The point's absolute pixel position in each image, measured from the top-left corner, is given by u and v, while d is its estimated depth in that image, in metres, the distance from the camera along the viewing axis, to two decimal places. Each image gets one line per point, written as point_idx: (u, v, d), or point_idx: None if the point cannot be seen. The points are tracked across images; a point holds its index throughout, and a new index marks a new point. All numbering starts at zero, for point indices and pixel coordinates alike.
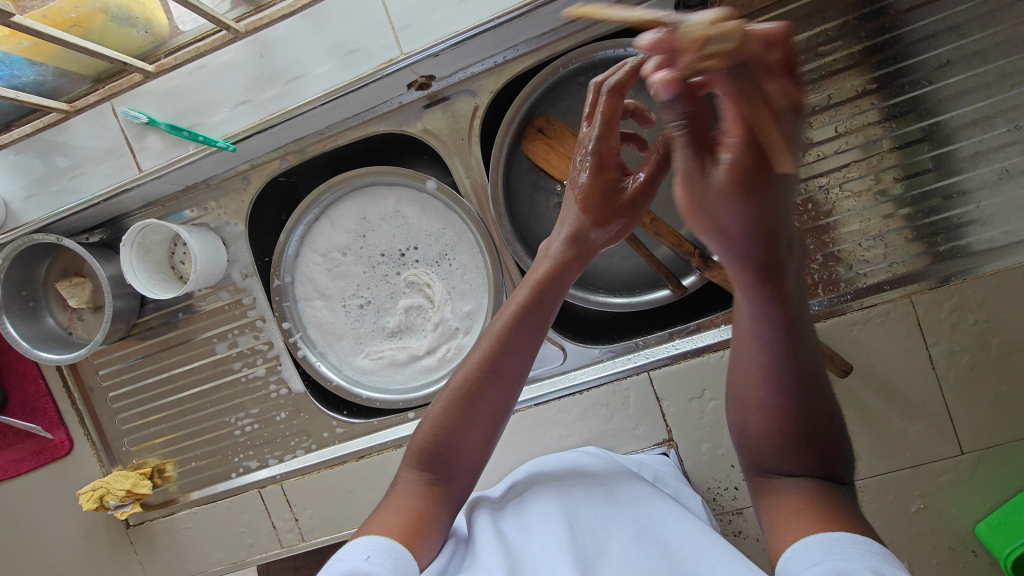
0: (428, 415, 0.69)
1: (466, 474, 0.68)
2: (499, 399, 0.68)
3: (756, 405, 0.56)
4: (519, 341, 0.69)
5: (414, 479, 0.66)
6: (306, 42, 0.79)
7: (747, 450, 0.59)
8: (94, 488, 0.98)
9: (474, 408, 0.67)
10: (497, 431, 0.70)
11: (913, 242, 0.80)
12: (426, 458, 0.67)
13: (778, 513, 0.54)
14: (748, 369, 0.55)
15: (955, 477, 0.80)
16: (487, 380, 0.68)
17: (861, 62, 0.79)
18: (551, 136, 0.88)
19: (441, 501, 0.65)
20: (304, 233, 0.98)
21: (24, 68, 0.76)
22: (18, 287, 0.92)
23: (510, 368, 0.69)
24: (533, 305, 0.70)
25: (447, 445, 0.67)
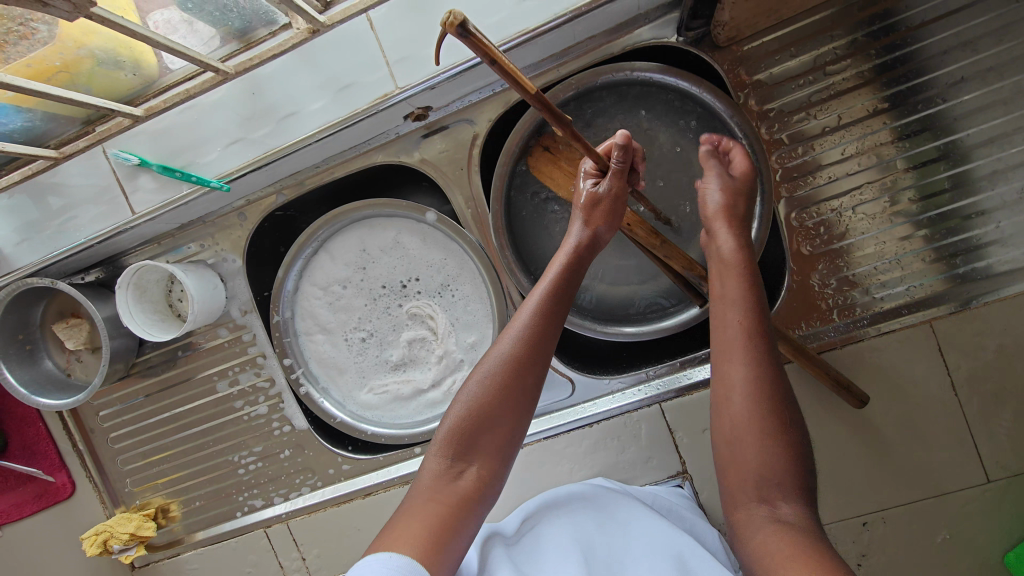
0: (457, 401, 0.66)
1: (495, 470, 0.65)
2: (529, 391, 0.67)
3: (739, 446, 0.59)
4: (547, 324, 0.67)
5: (440, 474, 0.64)
6: (299, 79, 0.77)
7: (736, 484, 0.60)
8: (97, 532, 0.96)
9: (503, 400, 0.65)
10: (524, 428, 0.67)
11: (931, 264, 0.78)
12: (452, 450, 0.64)
13: (771, 559, 0.52)
14: (744, 418, 0.59)
15: (982, 505, 0.78)
16: (515, 370, 0.66)
17: (871, 81, 0.77)
18: (558, 153, 0.85)
19: (467, 500, 0.63)
20: (304, 267, 0.96)
21: (11, 115, 0.73)
22: (14, 331, 0.91)
23: (538, 353, 0.67)
24: (561, 291, 0.69)
25: (475, 436, 0.65)
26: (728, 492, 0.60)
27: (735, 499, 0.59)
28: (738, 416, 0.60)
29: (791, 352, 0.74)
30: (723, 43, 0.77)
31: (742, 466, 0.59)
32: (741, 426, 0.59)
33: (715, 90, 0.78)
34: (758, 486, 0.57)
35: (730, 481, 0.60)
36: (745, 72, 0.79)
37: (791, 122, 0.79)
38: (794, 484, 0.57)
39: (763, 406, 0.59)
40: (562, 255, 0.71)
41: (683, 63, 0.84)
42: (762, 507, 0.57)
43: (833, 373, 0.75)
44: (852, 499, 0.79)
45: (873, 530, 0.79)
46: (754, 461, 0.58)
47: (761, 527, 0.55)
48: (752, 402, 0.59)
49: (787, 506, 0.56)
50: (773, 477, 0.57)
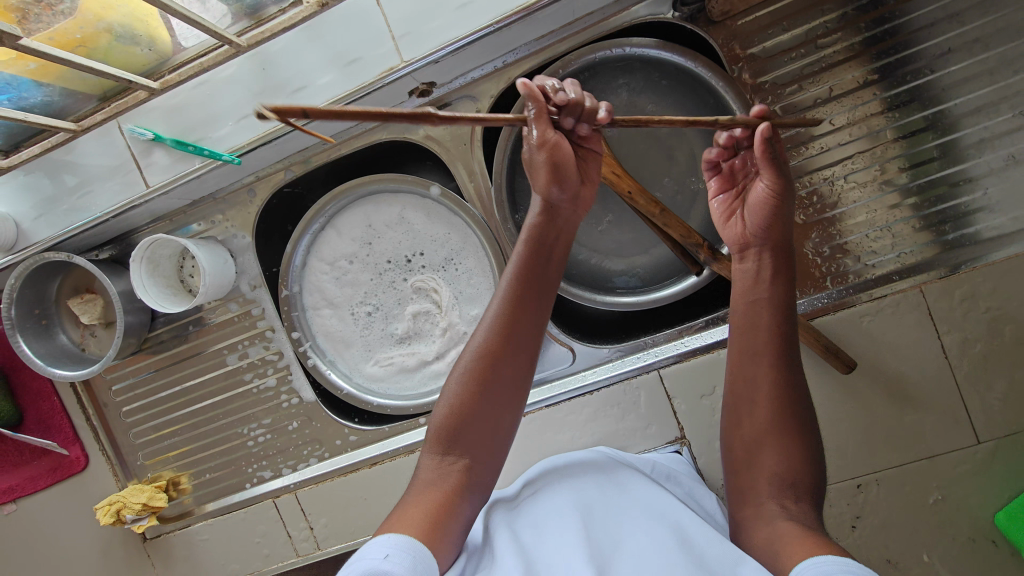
0: (444, 395, 0.69)
1: (488, 453, 0.68)
2: (512, 368, 0.68)
3: (761, 452, 0.64)
4: (526, 306, 0.69)
5: (435, 466, 0.66)
6: (307, 54, 0.79)
7: (744, 475, 0.65)
8: (110, 503, 0.99)
9: (487, 382, 0.68)
10: (517, 406, 0.70)
11: (920, 231, 0.80)
12: (444, 441, 0.67)
13: (777, 542, 0.57)
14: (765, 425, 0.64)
15: (972, 466, 0.80)
16: (498, 355, 0.68)
17: (861, 54, 0.79)
18: None
19: (463, 485, 0.65)
20: (311, 242, 0.99)
21: (31, 89, 0.76)
22: (31, 305, 0.94)
23: (520, 337, 0.69)
24: (538, 273, 0.70)
25: (466, 424, 0.67)
26: (738, 482, 0.65)
27: (748, 502, 0.63)
28: (761, 429, 0.64)
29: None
30: (718, 17, 0.80)
31: (756, 467, 0.64)
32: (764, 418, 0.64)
33: (710, 65, 0.80)
34: (771, 487, 0.62)
35: (742, 486, 0.65)
36: (739, 46, 0.81)
37: (785, 95, 0.81)
38: (806, 486, 0.62)
39: (782, 409, 0.64)
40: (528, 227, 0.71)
41: (678, 39, 0.87)
42: (774, 503, 0.61)
43: (820, 338, 0.78)
44: (846, 462, 0.81)
45: (866, 491, 0.81)
46: (771, 457, 0.63)
47: (767, 521, 0.60)
48: (772, 400, 0.65)
49: (797, 506, 0.60)
50: (788, 476, 0.62)
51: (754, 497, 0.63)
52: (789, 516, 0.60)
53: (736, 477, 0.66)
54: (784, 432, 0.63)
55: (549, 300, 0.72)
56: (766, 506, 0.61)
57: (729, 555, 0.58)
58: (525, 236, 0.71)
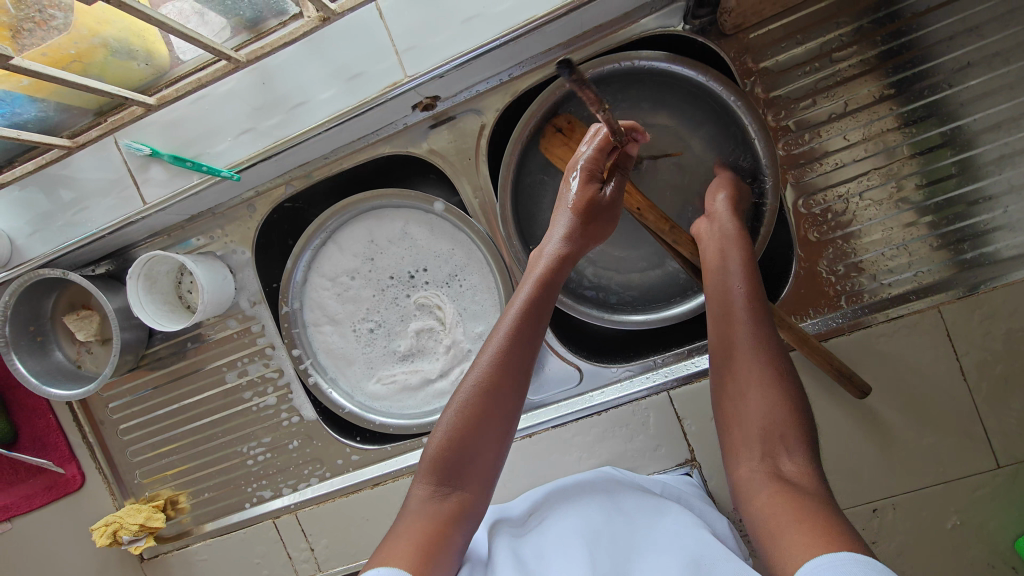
0: (440, 424, 0.67)
1: (480, 487, 0.66)
2: (511, 401, 0.67)
3: (743, 407, 0.64)
4: (524, 337, 0.69)
5: (426, 500, 0.64)
6: (308, 69, 0.78)
7: (732, 434, 0.65)
8: (107, 523, 0.97)
9: (484, 416, 0.66)
10: (508, 434, 0.68)
11: (937, 250, 0.78)
12: (437, 474, 0.65)
13: (774, 524, 0.54)
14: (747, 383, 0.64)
15: (992, 491, 0.77)
16: (499, 386, 0.67)
17: (876, 68, 0.77)
18: (572, 134, 0.83)
19: (456, 518, 0.63)
20: (312, 257, 0.97)
21: (24, 105, 0.75)
22: (26, 323, 0.92)
23: (516, 368, 0.68)
24: (536, 303, 0.71)
25: (459, 457, 0.65)
26: (731, 441, 0.65)
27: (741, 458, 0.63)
28: (744, 383, 0.65)
29: (796, 341, 0.75)
30: (730, 31, 0.78)
31: (748, 426, 0.63)
32: (756, 389, 0.63)
33: (723, 81, 0.78)
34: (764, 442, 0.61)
35: (733, 433, 0.65)
36: (752, 60, 0.79)
37: (798, 109, 0.79)
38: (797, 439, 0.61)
39: (767, 368, 0.64)
40: (542, 265, 0.73)
41: (689, 52, 0.85)
42: (767, 458, 0.61)
43: (834, 361, 0.75)
44: (861, 485, 0.79)
45: (882, 516, 0.79)
46: (760, 410, 0.63)
47: (773, 504, 0.56)
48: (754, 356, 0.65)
49: (792, 456, 0.60)
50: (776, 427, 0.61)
51: (745, 456, 0.62)
52: (786, 467, 0.59)
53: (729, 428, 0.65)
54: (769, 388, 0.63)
55: (544, 330, 0.71)
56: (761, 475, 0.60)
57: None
58: (539, 271, 0.72)
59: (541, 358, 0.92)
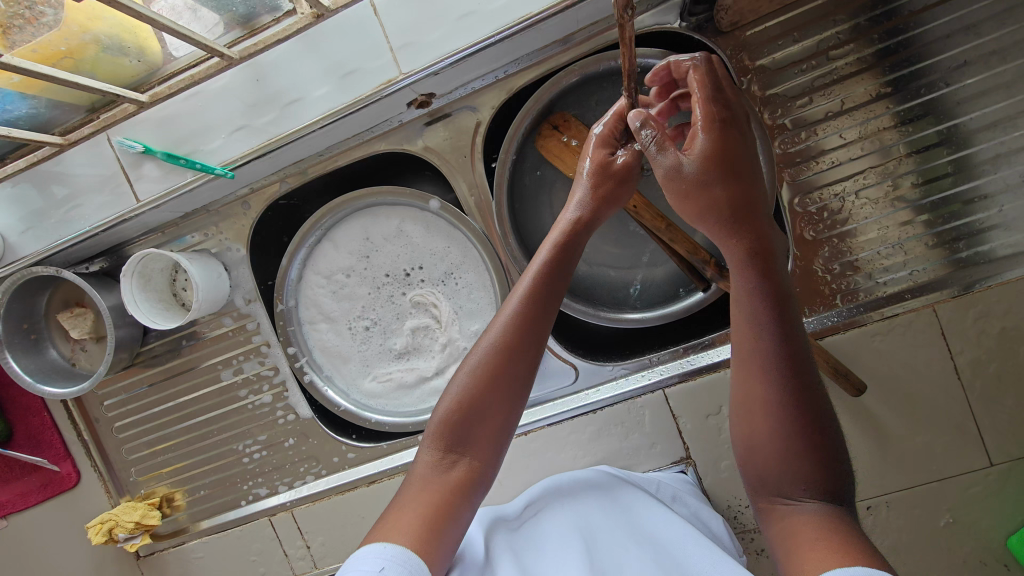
0: (451, 389, 0.66)
1: (489, 456, 0.65)
2: (523, 369, 0.66)
3: (760, 443, 0.58)
4: (539, 305, 0.67)
5: (435, 465, 0.64)
6: (302, 65, 0.77)
7: (753, 469, 0.59)
8: (103, 521, 0.97)
9: (497, 383, 0.65)
10: (521, 403, 0.67)
11: (933, 248, 0.78)
12: (447, 440, 0.64)
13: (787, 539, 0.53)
14: (760, 414, 0.57)
15: (985, 489, 0.78)
16: (511, 354, 0.66)
17: (873, 66, 0.77)
18: (569, 131, 0.83)
19: (463, 487, 0.63)
20: (307, 255, 0.96)
21: (15, 101, 0.74)
22: (19, 321, 0.91)
23: (530, 339, 0.66)
24: (554, 268, 0.69)
25: (469, 425, 0.64)
26: (751, 481, 0.60)
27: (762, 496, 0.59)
28: (756, 414, 0.57)
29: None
30: (727, 28, 0.78)
31: (766, 463, 0.57)
32: (767, 434, 0.56)
33: (719, 78, 0.78)
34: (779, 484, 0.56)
35: (756, 477, 0.59)
36: (748, 57, 0.79)
37: (795, 108, 0.79)
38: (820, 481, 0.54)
39: (788, 416, 0.55)
40: (558, 228, 0.71)
41: (685, 50, 0.84)
42: (785, 502, 0.56)
43: (828, 359, 0.76)
44: (855, 483, 0.79)
45: (876, 514, 0.79)
46: (774, 450, 0.56)
47: (785, 515, 0.55)
48: (770, 402, 0.56)
49: (810, 499, 0.54)
50: (795, 475, 0.55)
51: (766, 493, 0.58)
52: (807, 510, 0.54)
53: (753, 468, 0.59)
54: (783, 419, 0.56)
55: (560, 298, 0.69)
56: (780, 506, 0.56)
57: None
58: (555, 234, 0.71)
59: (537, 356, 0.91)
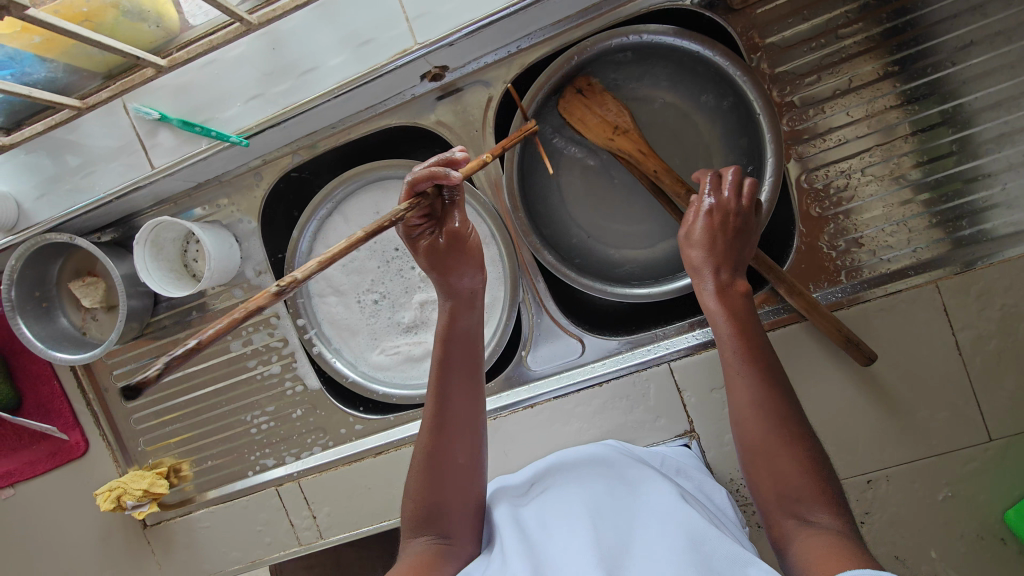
0: (407, 494, 0.70)
1: (462, 527, 0.67)
2: (459, 447, 0.70)
3: (767, 466, 0.63)
4: (451, 380, 0.71)
5: (414, 549, 0.66)
6: (319, 35, 0.78)
7: (765, 492, 0.63)
8: (111, 488, 0.98)
9: (439, 464, 0.69)
10: (465, 469, 0.70)
11: (934, 226, 0.80)
12: (416, 529, 0.67)
13: (803, 557, 0.56)
14: (761, 437, 0.64)
15: (984, 463, 0.79)
16: (439, 435, 0.70)
17: (879, 46, 0.79)
18: (591, 96, 0.83)
19: (445, 556, 0.64)
20: (318, 228, 0.97)
21: (34, 65, 0.76)
22: (31, 287, 0.92)
23: (451, 412, 0.71)
24: (449, 347, 0.73)
25: (429, 510, 0.67)
26: (759, 501, 0.64)
27: (772, 514, 0.62)
28: (757, 437, 0.64)
29: (802, 307, 0.77)
30: (738, 5, 0.80)
31: (770, 481, 0.62)
32: (766, 454, 0.63)
33: (729, 54, 0.79)
34: (790, 502, 0.61)
35: (763, 497, 0.63)
36: (758, 35, 0.81)
37: (803, 86, 0.81)
38: (819, 494, 0.60)
39: (779, 436, 0.63)
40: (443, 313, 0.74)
41: (697, 28, 0.86)
42: (798, 520, 0.60)
43: (841, 329, 0.77)
44: (856, 457, 0.81)
45: (876, 487, 0.81)
46: (784, 469, 0.62)
47: (797, 534, 0.59)
48: (766, 428, 0.64)
49: (820, 516, 0.59)
50: (796, 491, 0.61)
51: (779, 513, 0.61)
52: (818, 526, 0.58)
53: (760, 491, 0.63)
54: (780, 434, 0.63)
55: (472, 368, 0.73)
56: (789, 523, 0.60)
57: (739, 557, 0.56)
58: (442, 320, 0.74)
59: (544, 330, 0.93)
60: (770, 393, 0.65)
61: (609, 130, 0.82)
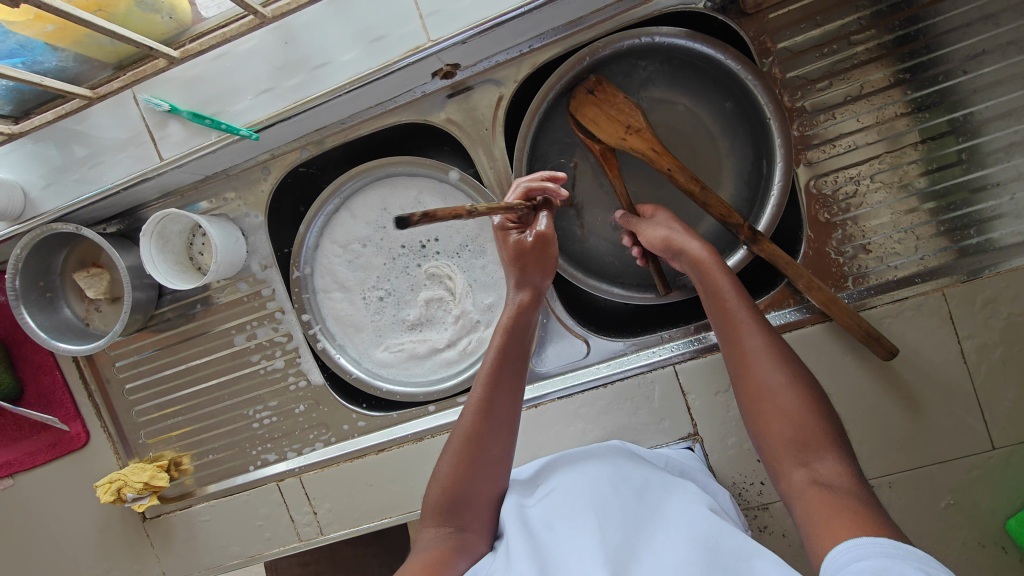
0: (436, 477, 0.71)
1: (481, 524, 0.69)
2: (499, 447, 0.71)
3: (773, 410, 0.66)
4: (503, 386, 0.73)
5: (432, 536, 0.67)
6: (331, 30, 0.78)
7: (773, 441, 0.66)
8: (111, 480, 0.97)
9: (476, 458, 0.70)
10: (499, 474, 0.72)
11: (941, 234, 0.81)
12: (440, 515, 0.68)
13: (811, 512, 0.57)
14: (761, 383, 0.68)
15: (986, 471, 0.79)
16: (484, 428, 0.71)
17: (890, 53, 0.80)
18: (602, 95, 0.83)
19: (461, 550, 0.66)
20: (325, 224, 0.98)
21: (45, 54, 0.76)
22: (35, 277, 0.92)
23: (500, 417, 0.72)
24: (505, 354, 0.75)
25: (458, 500, 0.69)
26: (770, 454, 0.66)
27: (781, 467, 0.65)
28: (760, 382, 0.68)
29: (822, 303, 0.77)
30: (751, 10, 0.80)
31: (778, 429, 0.65)
32: (771, 396, 0.67)
33: (740, 58, 0.79)
34: (798, 451, 0.63)
35: (773, 451, 0.66)
36: (770, 40, 0.81)
37: (814, 91, 0.81)
38: (826, 440, 0.63)
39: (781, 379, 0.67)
40: (507, 313, 0.78)
41: (707, 31, 0.86)
42: (806, 468, 0.62)
43: (860, 323, 0.77)
44: (859, 463, 0.81)
45: (879, 493, 0.81)
46: (789, 413, 0.65)
47: (805, 489, 0.60)
48: (767, 373, 0.68)
49: (827, 462, 0.61)
50: (804, 438, 0.63)
51: (788, 462, 0.64)
52: (826, 470, 0.61)
53: (769, 441, 0.66)
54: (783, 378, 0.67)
55: (520, 380, 0.75)
56: (798, 474, 0.62)
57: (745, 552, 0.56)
58: (505, 319, 0.77)
59: (550, 330, 0.93)
60: (781, 351, 0.69)
61: (621, 128, 0.81)
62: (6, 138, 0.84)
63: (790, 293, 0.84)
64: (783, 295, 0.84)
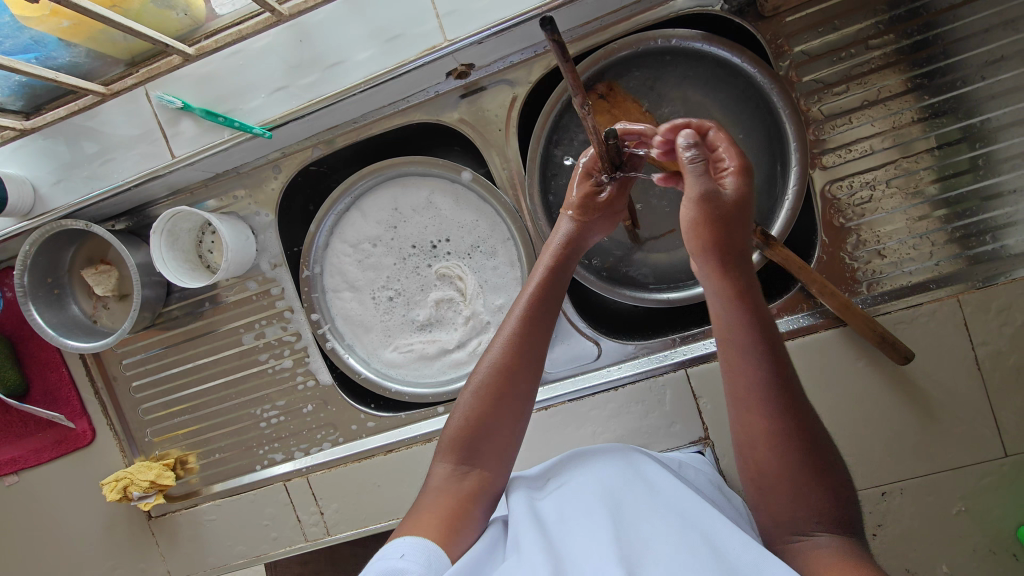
0: (458, 408, 0.71)
1: (500, 467, 0.69)
2: (526, 384, 0.71)
3: (780, 487, 0.58)
4: (536, 325, 0.72)
5: (447, 475, 0.67)
6: (347, 28, 0.77)
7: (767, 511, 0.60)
8: (117, 478, 0.96)
9: (504, 395, 0.70)
10: (523, 413, 0.71)
11: (955, 241, 0.80)
12: (459, 452, 0.68)
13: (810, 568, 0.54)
14: (766, 442, 0.58)
15: (998, 479, 0.79)
16: (515, 362, 0.71)
17: (907, 57, 0.79)
18: (616, 102, 0.86)
19: (476, 494, 0.66)
20: (335, 223, 0.97)
21: (59, 49, 0.76)
22: (44, 274, 0.91)
23: (529, 356, 0.72)
24: (547, 288, 0.74)
25: (479, 436, 0.69)
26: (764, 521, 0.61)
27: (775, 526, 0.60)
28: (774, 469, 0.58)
29: (836, 308, 0.77)
30: (769, 13, 0.80)
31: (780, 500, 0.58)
32: (781, 469, 0.58)
33: (759, 61, 0.79)
34: (796, 523, 0.57)
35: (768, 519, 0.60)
36: (787, 43, 0.81)
37: (830, 96, 0.81)
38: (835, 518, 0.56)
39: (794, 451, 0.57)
40: (551, 252, 0.76)
41: (725, 34, 0.86)
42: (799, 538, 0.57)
43: (876, 328, 0.77)
44: (871, 468, 0.81)
45: (890, 500, 0.80)
46: (804, 503, 0.57)
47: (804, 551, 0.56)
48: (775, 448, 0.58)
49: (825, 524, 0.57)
50: (817, 514, 0.57)
51: (782, 530, 0.59)
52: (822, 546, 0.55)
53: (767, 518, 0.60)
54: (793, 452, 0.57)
55: (551, 320, 0.74)
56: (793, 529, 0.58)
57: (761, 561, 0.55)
58: (547, 258, 0.76)
59: (562, 331, 0.92)
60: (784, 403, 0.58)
61: None
62: (17, 133, 0.84)
63: (801, 298, 0.84)
64: (795, 300, 0.84)
